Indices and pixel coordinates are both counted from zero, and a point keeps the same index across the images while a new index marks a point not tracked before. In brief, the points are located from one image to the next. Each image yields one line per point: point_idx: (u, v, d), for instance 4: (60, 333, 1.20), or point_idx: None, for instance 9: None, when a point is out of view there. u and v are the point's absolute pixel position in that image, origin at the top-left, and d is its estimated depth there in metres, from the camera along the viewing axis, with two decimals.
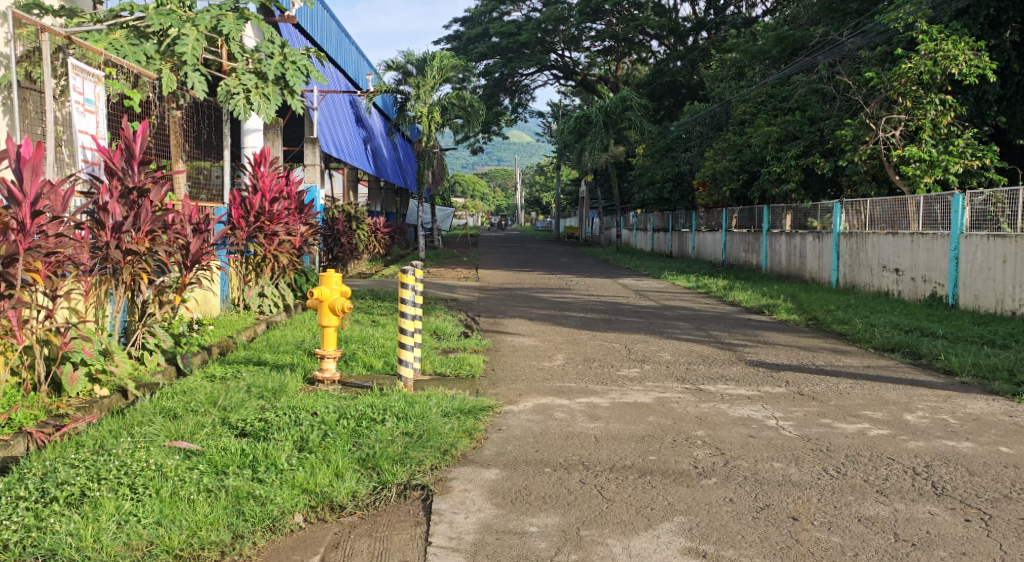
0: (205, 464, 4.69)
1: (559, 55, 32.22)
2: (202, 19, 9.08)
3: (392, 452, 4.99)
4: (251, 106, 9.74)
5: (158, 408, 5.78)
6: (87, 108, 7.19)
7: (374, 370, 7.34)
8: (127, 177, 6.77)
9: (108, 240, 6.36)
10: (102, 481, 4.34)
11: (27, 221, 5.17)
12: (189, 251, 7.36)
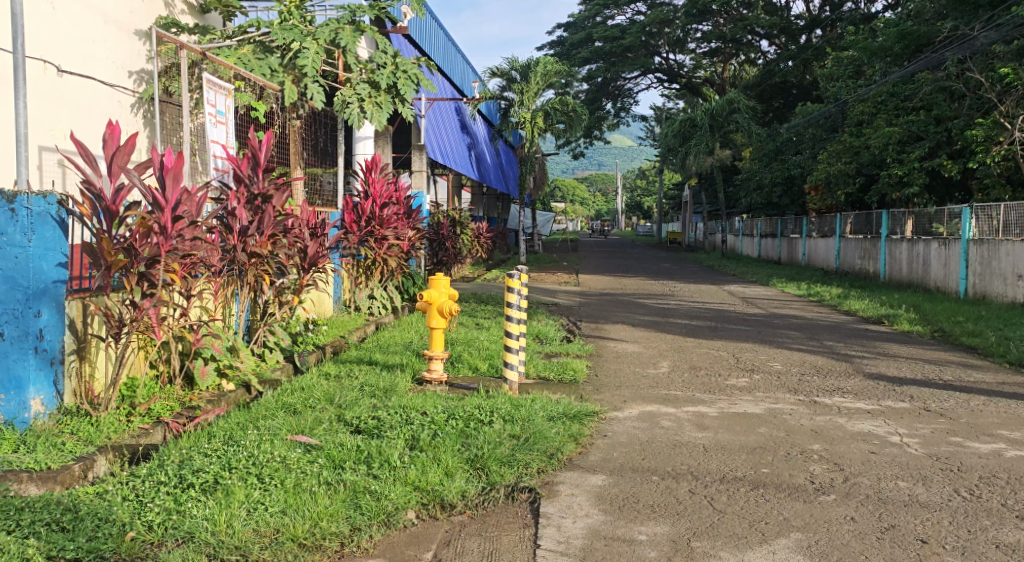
0: (325, 458, 4.90)
1: (664, 58, 31.85)
2: (322, 32, 9.45)
3: (500, 454, 5.06)
4: (364, 114, 10.09)
5: (279, 403, 6.07)
6: (219, 119, 7.65)
7: (480, 372, 7.46)
8: (252, 184, 7.08)
9: (236, 244, 6.72)
10: (233, 470, 4.60)
11: (168, 225, 5.55)
12: (306, 254, 7.66)
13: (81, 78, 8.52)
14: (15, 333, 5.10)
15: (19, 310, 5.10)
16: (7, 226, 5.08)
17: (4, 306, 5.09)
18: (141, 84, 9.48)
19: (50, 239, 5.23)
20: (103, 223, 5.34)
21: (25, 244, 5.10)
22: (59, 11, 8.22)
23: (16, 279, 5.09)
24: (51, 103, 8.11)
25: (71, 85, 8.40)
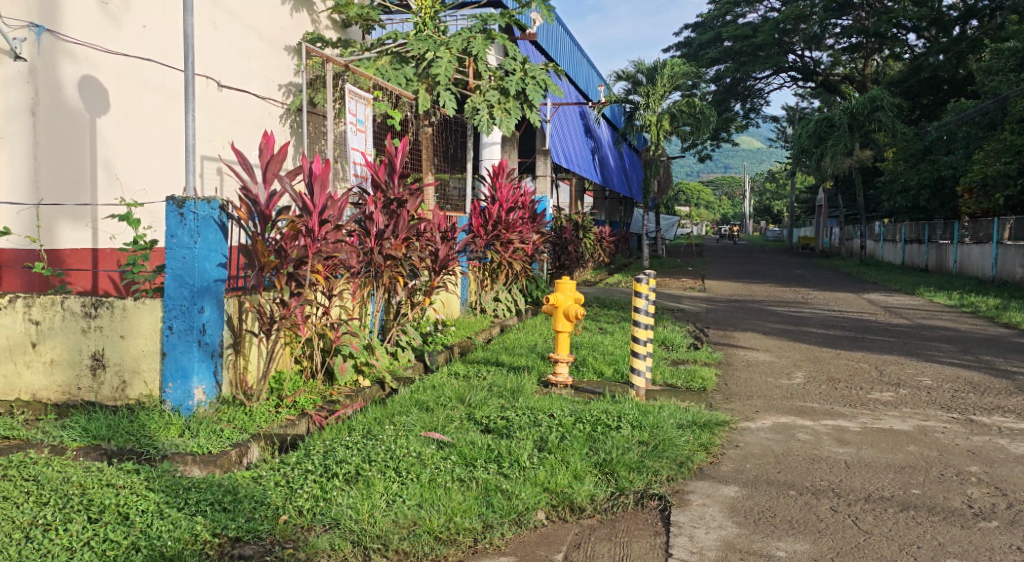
0: (457, 455, 5.01)
1: (799, 56, 30.79)
2: (454, 42, 9.69)
3: (629, 460, 5.02)
4: (494, 121, 10.24)
5: (413, 400, 6.25)
6: (358, 127, 7.99)
7: (605, 377, 7.43)
8: (388, 189, 7.37)
9: (372, 246, 6.97)
10: (373, 463, 4.78)
11: (315, 228, 5.84)
12: (437, 257, 7.95)
13: (238, 92, 9.05)
14: (182, 326, 5.58)
15: (186, 306, 5.57)
16: (177, 229, 5.58)
17: (174, 301, 5.58)
18: (289, 96, 10.05)
19: (213, 241, 5.64)
20: (258, 226, 5.73)
21: (192, 245, 5.55)
22: (221, 30, 8.79)
23: (184, 277, 5.56)
24: (213, 116, 8.68)
25: (230, 98, 8.96)
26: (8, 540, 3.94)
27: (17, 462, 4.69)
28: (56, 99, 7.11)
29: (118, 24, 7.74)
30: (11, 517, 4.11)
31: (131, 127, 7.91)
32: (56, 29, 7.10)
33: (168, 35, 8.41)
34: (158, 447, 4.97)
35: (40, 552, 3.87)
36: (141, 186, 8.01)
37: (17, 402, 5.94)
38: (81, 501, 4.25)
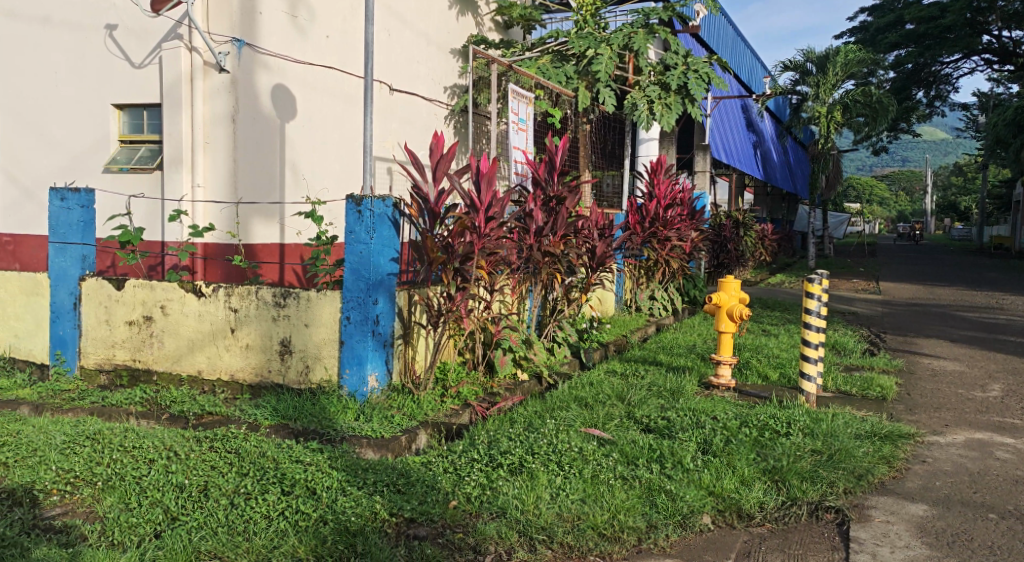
0: (618, 453, 4.97)
1: (993, 38, 28.31)
2: (616, 38, 9.72)
3: (802, 468, 4.80)
4: (654, 116, 10.03)
5: (572, 395, 6.25)
6: (520, 126, 8.11)
7: (771, 382, 7.16)
8: (548, 187, 7.32)
9: (530, 243, 6.92)
10: (536, 456, 4.83)
11: (482, 225, 6.01)
12: (594, 254, 7.82)
13: (408, 95, 9.40)
14: (358, 317, 5.87)
15: (362, 298, 5.86)
16: (356, 225, 5.89)
17: (351, 294, 5.89)
18: (454, 98, 10.36)
19: (386, 237, 5.91)
20: (427, 223, 6.00)
21: (368, 240, 5.83)
22: (394, 37, 9.12)
23: (361, 271, 5.85)
24: (387, 118, 9.07)
25: (401, 102, 9.31)
26: (216, 506, 4.32)
27: (220, 436, 5.14)
28: (252, 107, 7.92)
29: (306, 36, 8.43)
30: (218, 484, 4.51)
31: (315, 131, 8.58)
32: (254, 43, 7.89)
33: (350, 44, 9.05)
34: (338, 430, 5.38)
35: (243, 519, 4.22)
36: (322, 185, 8.70)
37: (219, 382, 6.39)
38: (275, 474, 4.57)
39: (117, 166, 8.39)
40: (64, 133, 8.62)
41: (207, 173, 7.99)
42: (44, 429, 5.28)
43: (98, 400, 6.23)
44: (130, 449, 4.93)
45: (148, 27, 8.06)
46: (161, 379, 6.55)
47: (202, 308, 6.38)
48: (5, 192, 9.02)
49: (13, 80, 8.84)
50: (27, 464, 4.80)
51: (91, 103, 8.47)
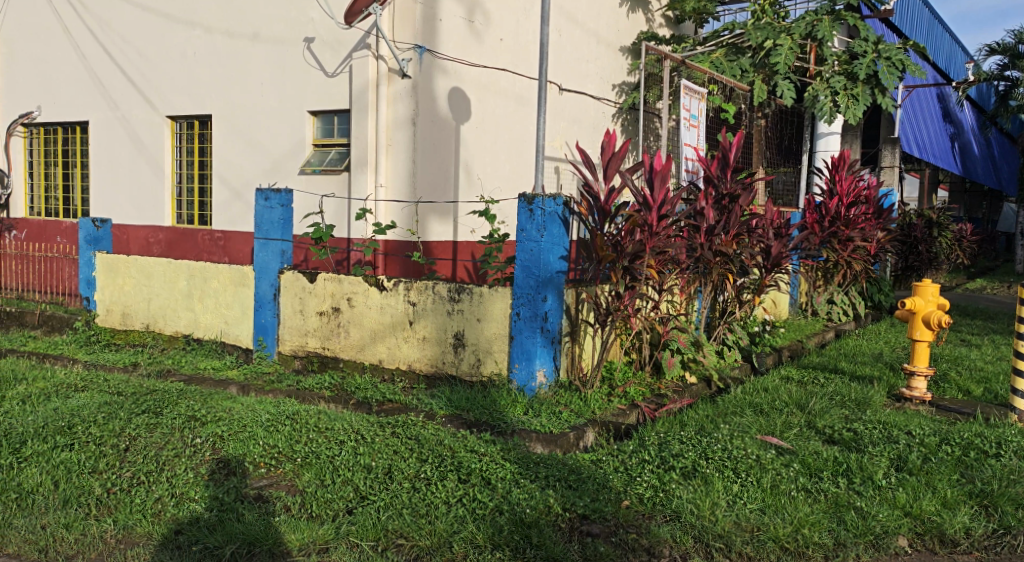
0: (800, 464, 4.75)
1: None
2: (796, 27, 9.35)
3: (1014, 494, 4.40)
4: (838, 108, 9.52)
5: (746, 401, 6.04)
6: (691, 122, 7.94)
7: (972, 397, 6.62)
8: (721, 185, 6.88)
9: (703, 242, 6.57)
10: (710, 460, 4.71)
11: (654, 224, 5.92)
12: (770, 254, 7.42)
13: (577, 94, 9.43)
14: (528, 313, 5.98)
15: (532, 295, 5.96)
16: (527, 223, 6.00)
17: (522, 290, 6.01)
18: (621, 96, 10.27)
19: (557, 235, 5.97)
20: (597, 222, 5.98)
21: (538, 239, 5.94)
22: (564, 37, 9.16)
23: (532, 269, 5.96)
24: (557, 118, 9.15)
25: (570, 101, 9.35)
26: (400, 488, 4.54)
27: (401, 423, 5.42)
28: (430, 110, 8.25)
29: (481, 40, 8.64)
30: (400, 468, 4.74)
31: (487, 131, 8.79)
32: (434, 49, 8.21)
33: (522, 46, 9.17)
34: (509, 422, 5.51)
35: (425, 502, 4.41)
36: (495, 185, 8.93)
37: (397, 371, 6.67)
38: (452, 462, 4.76)
39: (310, 167, 8.94)
40: (268, 138, 9.27)
41: (388, 174, 8.41)
42: (251, 408, 5.73)
43: (293, 384, 6.73)
44: (324, 430, 5.27)
45: (340, 37, 8.55)
46: (347, 366, 6.91)
47: (383, 301, 6.68)
48: (216, 193, 9.73)
49: (224, 91, 9.52)
50: (239, 438, 5.17)
51: (291, 110, 9.06)
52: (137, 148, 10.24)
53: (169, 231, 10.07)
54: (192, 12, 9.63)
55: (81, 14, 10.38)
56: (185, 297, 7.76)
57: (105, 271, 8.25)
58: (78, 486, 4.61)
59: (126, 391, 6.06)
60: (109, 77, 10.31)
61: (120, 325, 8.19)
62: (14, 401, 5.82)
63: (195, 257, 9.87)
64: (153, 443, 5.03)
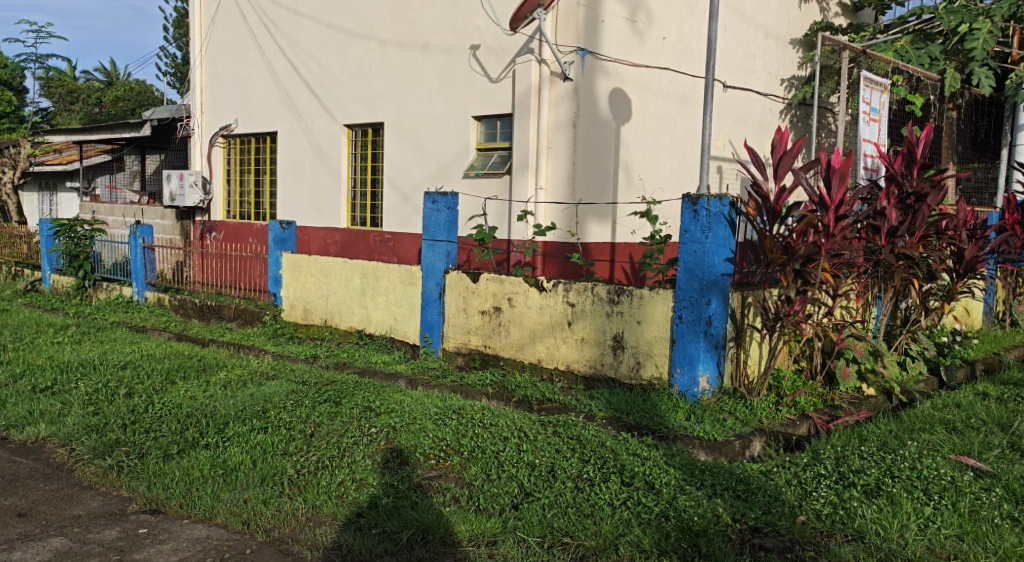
0: (1003, 488, 4.38)
1: None
2: (999, 8, 8.58)
3: None
4: None
5: (935, 417, 5.63)
6: (871, 116, 7.47)
7: None
8: (905, 182, 6.34)
9: (883, 245, 6.18)
10: (897, 479, 4.42)
11: (831, 226, 5.64)
12: (962, 257, 6.79)
13: (742, 91, 9.11)
14: (691, 317, 5.82)
15: (695, 298, 5.80)
16: (691, 224, 5.85)
17: (685, 293, 5.86)
18: (791, 90, 9.84)
19: (723, 236, 5.80)
20: (765, 223, 5.76)
21: (703, 240, 5.77)
22: (730, 33, 8.87)
23: (695, 270, 5.81)
24: (722, 116, 8.91)
25: (735, 99, 9.06)
26: (564, 487, 4.55)
27: (562, 422, 5.42)
28: (591, 112, 8.21)
29: (643, 40, 8.53)
30: (563, 467, 4.74)
31: (649, 132, 8.66)
32: (596, 51, 8.19)
33: (686, 44, 8.97)
34: (670, 428, 5.42)
35: (590, 503, 4.41)
36: (659, 185, 8.83)
37: (557, 371, 6.67)
38: (616, 465, 4.73)
39: (474, 171, 9.14)
40: (436, 143, 9.53)
41: (549, 176, 8.43)
42: (421, 401, 5.91)
43: (457, 379, 6.91)
44: (489, 426, 5.35)
45: (505, 44, 8.72)
46: (507, 364, 6.98)
47: (543, 302, 6.71)
48: (386, 197, 10.11)
49: (396, 100, 9.89)
50: (411, 429, 5.33)
51: (457, 115, 9.28)
52: (318, 155, 10.82)
53: (344, 232, 10.55)
54: (367, 26, 10.11)
55: (274, 35, 11.19)
56: (359, 294, 8.10)
57: (289, 268, 8.74)
58: (273, 466, 4.87)
59: (309, 381, 6.42)
60: (296, 90, 10.99)
61: (302, 320, 8.66)
62: (216, 385, 6.25)
63: (366, 257, 10.30)
64: (335, 431, 5.27)
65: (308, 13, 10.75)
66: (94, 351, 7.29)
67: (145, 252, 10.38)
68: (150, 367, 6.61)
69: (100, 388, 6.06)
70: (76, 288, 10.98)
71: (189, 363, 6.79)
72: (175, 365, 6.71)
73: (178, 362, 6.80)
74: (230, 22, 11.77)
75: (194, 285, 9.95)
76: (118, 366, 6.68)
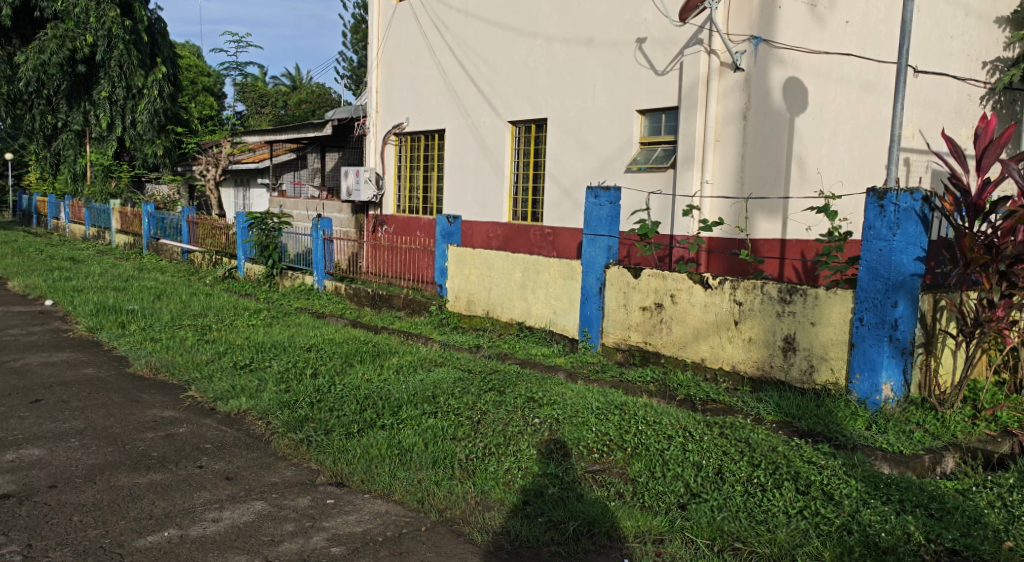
0: None
1: None
2: None
3: None
4: None
5: None
6: None
7: None
8: None
9: None
10: None
11: None
12: None
13: (937, 76, 8.50)
14: (873, 319, 5.50)
15: (879, 300, 5.48)
16: (876, 220, 5.52)
17: (867, 294, 5.54)
18: (994, 74, 9.09)
19: (913, 234, 5.43)
20: (965, 219, 5.35)
21: (890, 237, 5.43)
22: (923, 14, 8.27)
23: (880, 270, 5.48)
24: (911, 104, 8.33)
25: (926, 85, 8.46)
26: (733, 491, 4.42)
27: (730, 424, 5.24)
28: (762, 104, 7.92)
29: (824, 25, 8.07)
30: (732, 470, 4.59)
31: (827, 123, 8.19)
32: (771, 38, 7.85)
33: (872, 27, 8.40)
34: (848, 436, 5.13)
35: (763, 509, 4.28)
36: (838, 178, 8.33)
37: (721, 371, 6.47)
38: (789, 471, 4.53)
39: (637, 166, 9.03)
40: (598, 138, 9.48)
41: (716, 170, 8.25)
42: (582, 394, 5.89)
43: (617, 375, 6.85)
44: (652, 423, 5.26)
45: (673, 35, 8.55)
46: (668, 362, 6.84)
47: (707, 299, 6.52)
48: (548, 191, 10.16)
49: (560, 96, 9.91)
50: (574, 422, 5.31)
51: (622, 109, 9.19)
52: (482, 150, 11.03)
53: (506, 227, 10.71)
54: (535, 23, 10.19)
55: (445, 36, 11.51)
56: (520, 288, 8.18)
57: (455, 261, 8.97)
58: (444, 449, 5.00)
59: (476, 370, 6.56)
60: (463, 87, 11.24)
61: (466, 311, 8.87)
62: (389, 369, 6.52)
63: (527, 251, 10.40)
64: (500, 419, 5.34)
65: (478, 13, 10.97)
66: (283, 333, 7.75)
67: (324, 243, 10.94)
68: (331, 350, 6.97)
69: (290, 367, 6.46)
70: (265, 276, 11.78)
71: (366, 348, 7.10)
72: (353, 349, 7.02)
73: (356, 347, 7.11)
74: (405, 24, 12.19)
75: (366, 275, 10.43)
76: (304, 348, 7.08)
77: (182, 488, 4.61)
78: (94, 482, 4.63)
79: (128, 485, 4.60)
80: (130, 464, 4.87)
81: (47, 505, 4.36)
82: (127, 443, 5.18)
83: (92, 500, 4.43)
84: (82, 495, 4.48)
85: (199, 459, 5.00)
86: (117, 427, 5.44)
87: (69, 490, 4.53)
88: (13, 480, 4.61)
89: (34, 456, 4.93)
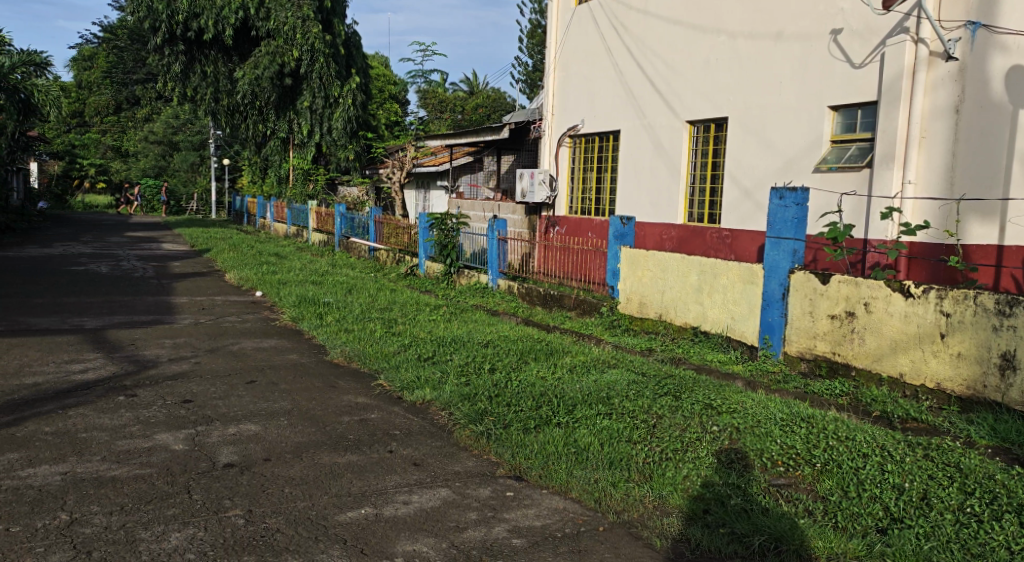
0: None
1: None
2: None
3: None
4: None
5: None
6: None
7: None
8: None
9: None
10: None
11: None
12: None
13: None
14: None
15: None
16: None
17: None
18: None
19: None
20: None
21: None
22: None
23: None
24: None
25: None
26: (943, 519, 4.00)
27: (935, 446, 4.76)
28: (980, 96, 7.23)
29: None
30: (939, 497, 4.15)
31: None
32: (992, 23, 7.17)
33: None
34: None
35: (979, 542, 3.84)
36: None
37: (923, 389, 5.91)
38: (1010, 503, 4.04)
39: (826, 166, 8.48)
40: (785, 137, 8.97)
41: (920, 169, 7.63)
42: (763, 405, 5.53)
43: (801, 386, 6.46)
44: (844, 439, 4.85)
45: (873, 25, 7.95)
46: (860, 376, 6.34)
47: (908, 309, 5.96)
48: (726, 192, 9.74)
49: (744, 94, 9.47)
50: (756, 432, 4.99)
51: (811, 105, 8.66)
52: (658, 151, 10.75)
53: (681, 228, 10.40)
54: (718, 19, 9.79)
55: (624, 35, 11.31)
56: (695, 291, 7.86)
57: (627, 263, 8.75)
58: (620, 450, 4.84)
59: (649, 373, 6.34)
60: (641, 88, 11.02)
61: (637, 313, 8.64)
62: (564, 368, 6.43)
63: (703, 254, 10.05)
64: (676, 424, 5.12)
65: (657, 12, 10.71)
66: (464, 329, 7.85)
67: (499, 243, 11.02)
68: (508, 347, 6.98)
69: (469, 362, 6.52)
70: (445, 273, 12.06)
71: (540, 347, 7.05)
72: (529, 347, 7.00)
73: (530, 345, 7.08)
74: (583, 27, 12.11)
75: (538, 275, 10.41)
76: (482, 344, 7.13)
77: (376, 470, 4.71)
78: (301, 458, 4.82)
79: (330, 464, 4.76)
80: (331, 444, 5.05)
81: (263, 476, 4.58)
82: (328, 425, 5.37)
83: (300, 475, 4.61)
84: (292, 469, 4.67)
85: (389, 444, 5.10)
86: (319, 409, 5.66)
87: (281, 464, 4.74)
88: (234, 451, 4.89)
89: (252, 431, 5.20)
